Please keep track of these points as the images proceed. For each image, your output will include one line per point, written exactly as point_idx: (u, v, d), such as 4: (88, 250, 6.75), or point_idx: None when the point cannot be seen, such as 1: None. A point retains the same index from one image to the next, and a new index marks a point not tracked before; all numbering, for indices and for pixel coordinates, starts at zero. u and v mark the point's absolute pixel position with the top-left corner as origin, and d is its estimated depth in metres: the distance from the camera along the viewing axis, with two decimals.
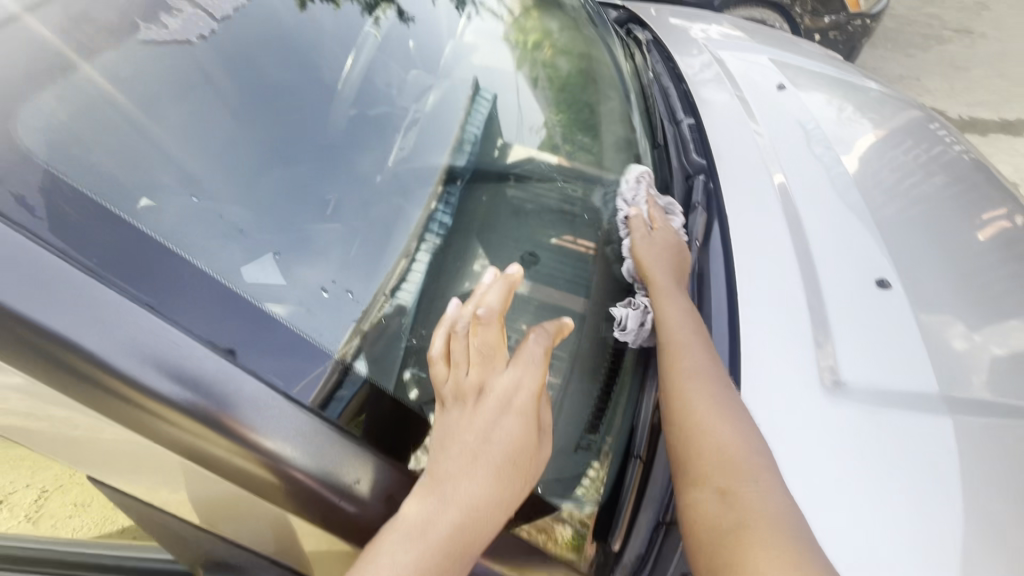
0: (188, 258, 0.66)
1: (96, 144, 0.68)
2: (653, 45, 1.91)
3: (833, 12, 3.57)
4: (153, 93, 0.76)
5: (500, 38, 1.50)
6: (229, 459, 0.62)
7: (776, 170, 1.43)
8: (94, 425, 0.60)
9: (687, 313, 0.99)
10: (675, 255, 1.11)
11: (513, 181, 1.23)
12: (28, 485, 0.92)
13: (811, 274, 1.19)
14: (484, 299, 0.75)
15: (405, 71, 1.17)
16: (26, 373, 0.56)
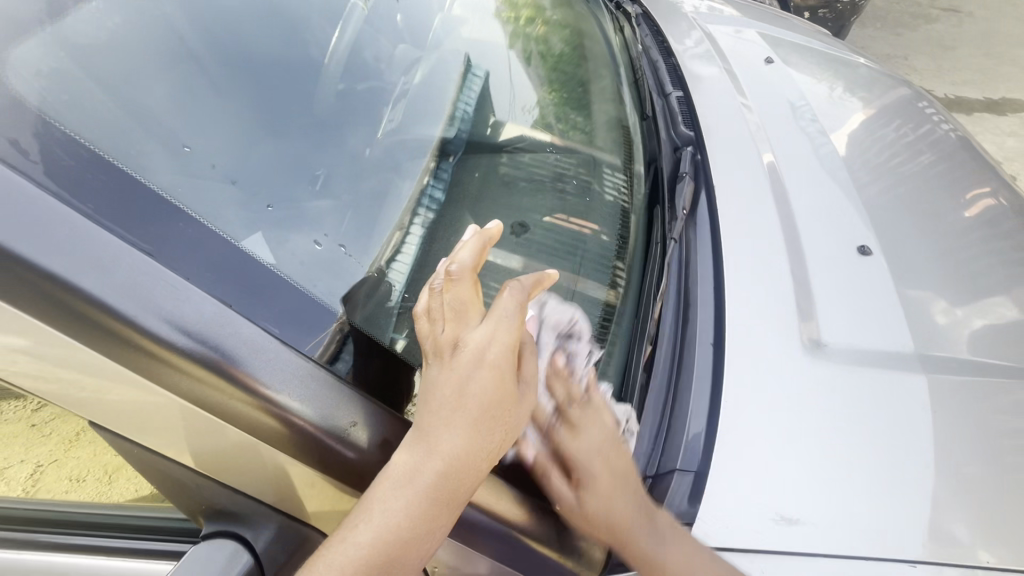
0: (184, 209, 0.67)
1: (85, 101, 0.68)
2: (643, 19, 1.90)
3: None
4: (138, 58, 0.75)
5: (491, 13, 1.48)
6: (230, 403, 0.63)
7: (765, 150, 1.43)
8: (94, 386, 0.61)
9: (683, 543, 0.81)
10: (613, 472, 0.80)
11: (506, 156, 1.24)
12: (24, 460, 0.95)
13: (797, 246, 1.21)
14: (457, 255, 0.72)
15: (393, 46, 1.16)
16: (22, 328, 0.57)
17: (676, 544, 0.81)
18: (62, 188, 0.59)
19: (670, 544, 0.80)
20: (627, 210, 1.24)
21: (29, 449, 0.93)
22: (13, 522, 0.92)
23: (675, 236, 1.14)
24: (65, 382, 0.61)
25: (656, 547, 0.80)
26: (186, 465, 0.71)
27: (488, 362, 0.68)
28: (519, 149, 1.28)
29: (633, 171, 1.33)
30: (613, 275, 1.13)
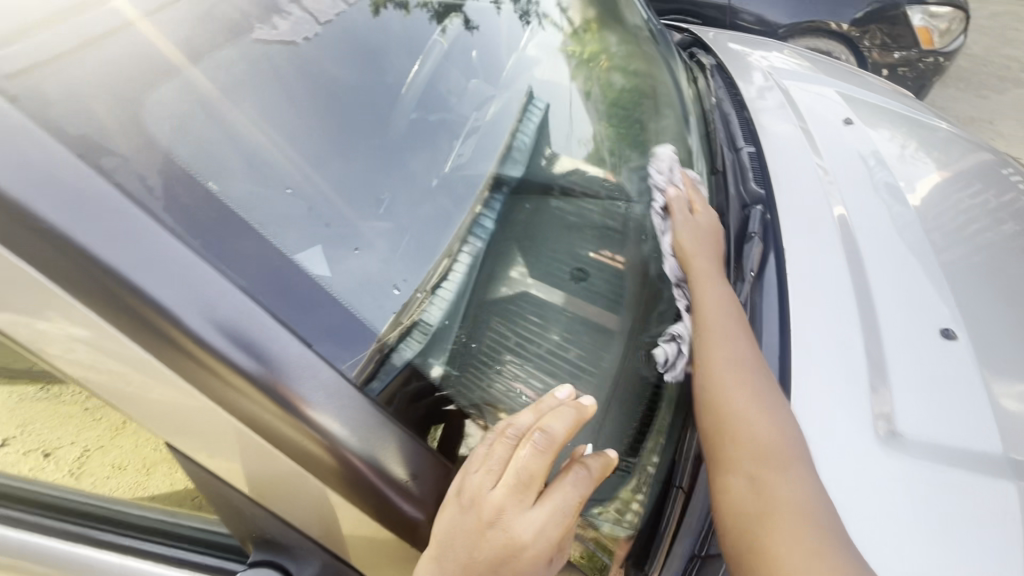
0: (248, 235, 0.69)
1: (173, 117, 0.73)
2: (717, 70, 1.89)
3: (903, 48, 3.51)
4: (226, 79, 0.80)
5: (557, 50, 1.45)
6: (299, 441, 0.64)
7: (836, 202, 1.41)
8: (143, 384, 0.63)
9: (720, 288, 1.07)
10: (703, 227, 1.19)
11: (557, 193, 1.18)
12: (71, 443, 0.93)
13: (870, 317, 1.15)
14: (546, 423, 0.66)
15: (466, 81, 1.19)
16: (89, 327, 0.59)
17: (719, 287, 1.08)
18: (160, 207, 0.63)
19: (720, 286, 1.08)
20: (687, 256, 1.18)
21: (77, 433, 0.91)
22: (72, 514, 0.97)
23: (742, 300, 1.12)
24: (127, 377, 0.63)
25: (711, 279, 1.09)
26: (243, 490, 0.72)
27: (525, 556, 0.62)
28: (581, 187, 1.22)
29: None
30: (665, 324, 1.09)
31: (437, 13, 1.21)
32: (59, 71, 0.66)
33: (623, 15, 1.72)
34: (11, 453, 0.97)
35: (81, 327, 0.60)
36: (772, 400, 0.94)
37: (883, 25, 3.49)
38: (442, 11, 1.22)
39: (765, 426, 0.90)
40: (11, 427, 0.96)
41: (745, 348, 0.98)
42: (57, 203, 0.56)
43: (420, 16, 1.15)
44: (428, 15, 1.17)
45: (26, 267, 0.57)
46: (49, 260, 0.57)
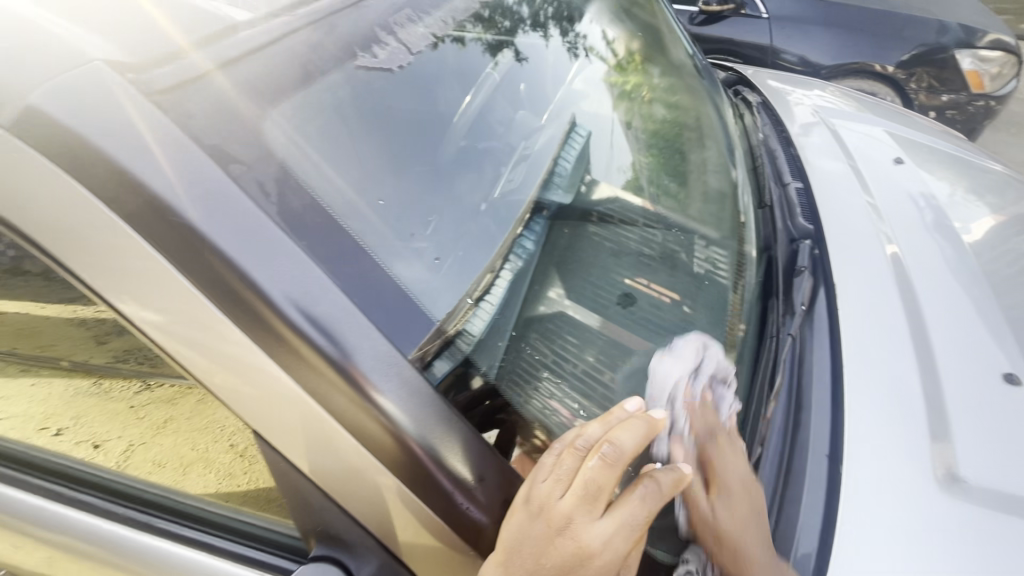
0: (299, 237, 0.69)
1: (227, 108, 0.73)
2: (763, 107, 1.92)
3: (952, 91, 3.49)
4: (285, 86, 0.82)
5: (602, 82, 1.47)
6: (374, 429, 0.68)
7: (889, 242, 1.39)
8: (208, 370, 0.68)
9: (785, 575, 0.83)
10: (736, 507, 0.86)
11: (595, 219, 1.20)
12: (119, 436, 1.03)
13: (926, 357, 1.12)
14: (615, 435, 0.67)
15: (513, 111, 1.21)
16: (162, 313, 0.66)
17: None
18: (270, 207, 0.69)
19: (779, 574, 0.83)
20: (731, 291, 1.20)
21: (126, 427, 1.02)
22: (125, 498, 1.03)
23: (791, 333, 1.10)
24: (220, 364, 0.67)
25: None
26: (319, 486, 0.74)
27: (593, 565, 0.63)
28: (619, 215, 1.25)
29: (744, 253, 1.30)
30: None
31: (490, 47, 1.24)
32: (200, 87, 0.73)
33: (668, 51, 1.76)
34: (66, 442, 1.06)
35: (153, 311, 0.66)
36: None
37: (931, 69, 3.47)
38: (494, 44, 1.25)
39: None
40: (68, 417, 1.05)
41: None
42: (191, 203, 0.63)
43: (474, 50, 1.18)
44: (480, 48, 1.21)
45: (118, 257, 0.64)
46: (172, 253, 0.63)
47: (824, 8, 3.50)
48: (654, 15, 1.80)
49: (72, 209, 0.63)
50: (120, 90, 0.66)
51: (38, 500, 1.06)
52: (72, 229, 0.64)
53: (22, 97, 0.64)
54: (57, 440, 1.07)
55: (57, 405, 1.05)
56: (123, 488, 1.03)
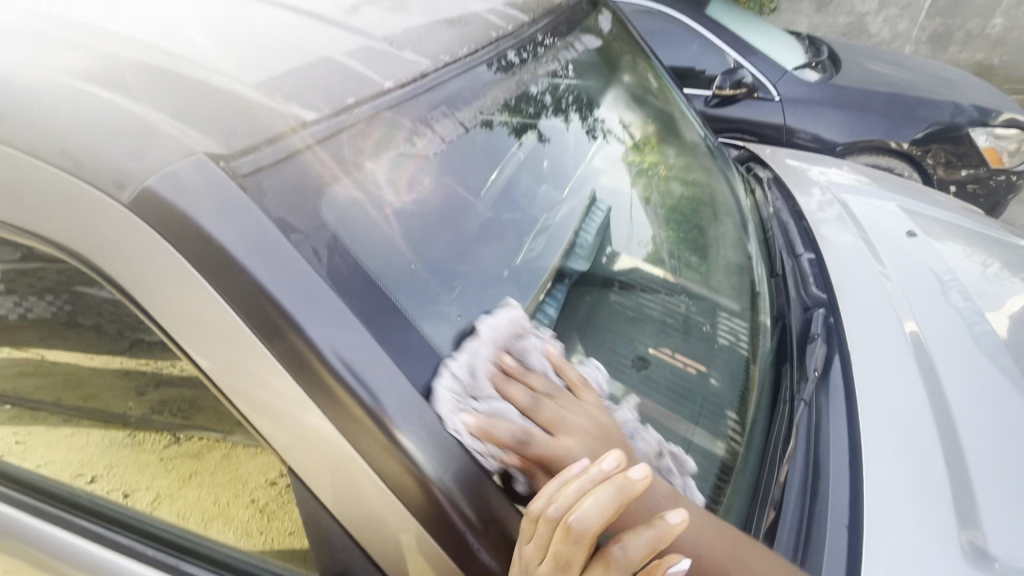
0: (335, 297, 0.75)
1: (271, 177, 0.79)
2: (774, 183, 2.01)
3: (970, 166, 3.61)
4: (324, 157, 0.87)
5: (620, 160, 1.59)
6: (400, 473, 0.73)
7: (908, 319, 1.40)
8: (251, 416, 0.76)
9: (695, 518, 0.84)
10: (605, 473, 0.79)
11: (618, 287, 1.28)
12: (147, 487, 1.08)
13: (948, 430, 1.15)
14: (580, 507, 0.66)
15: (536, 185, 1.32)
16: (212, 360, 0.75)
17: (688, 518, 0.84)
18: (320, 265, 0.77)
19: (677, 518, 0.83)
20: (749, 360, 1.26)
21: (153, 480, 1.07)
22: (155, 543, 1.10)
23: (805, 399, 1.14)
24: (274, 407, 0.75)
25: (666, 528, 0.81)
26: (346, 529, 0.78)
27: None
28: (642, 283, 1.33)
29: (759, 322, 1.35)
30: (726, 427, 1.13)
31: (516, 129, 1.33)
32: (283, 166, 0.81)
33: (681, 132, 1.88)
34: (99, 489, 1.13)
35: (206, 357, 0.75)
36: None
37: (946, 145, 3.60)
38: (520, 127, 1.34)
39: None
40: (102, 466, 1.11)
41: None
42: (264, 265, 0.73)
43: (501, 132, 1.26)
44: (507, 130, 1.29)
45: (183, 312, 0.75)
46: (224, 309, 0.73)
47: (836, 90, 3.68)
48: (666, 100, 1.93)
49: (167, 273, 0.74)
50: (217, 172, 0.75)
51: (76, 540, 1.13)
52: (164, 288, 0.74)
53: (135, 177, 0.73)
54: (91, 486, 1.13)
55: (91, 454, 1.12)
56: (153, 533, 1.10)
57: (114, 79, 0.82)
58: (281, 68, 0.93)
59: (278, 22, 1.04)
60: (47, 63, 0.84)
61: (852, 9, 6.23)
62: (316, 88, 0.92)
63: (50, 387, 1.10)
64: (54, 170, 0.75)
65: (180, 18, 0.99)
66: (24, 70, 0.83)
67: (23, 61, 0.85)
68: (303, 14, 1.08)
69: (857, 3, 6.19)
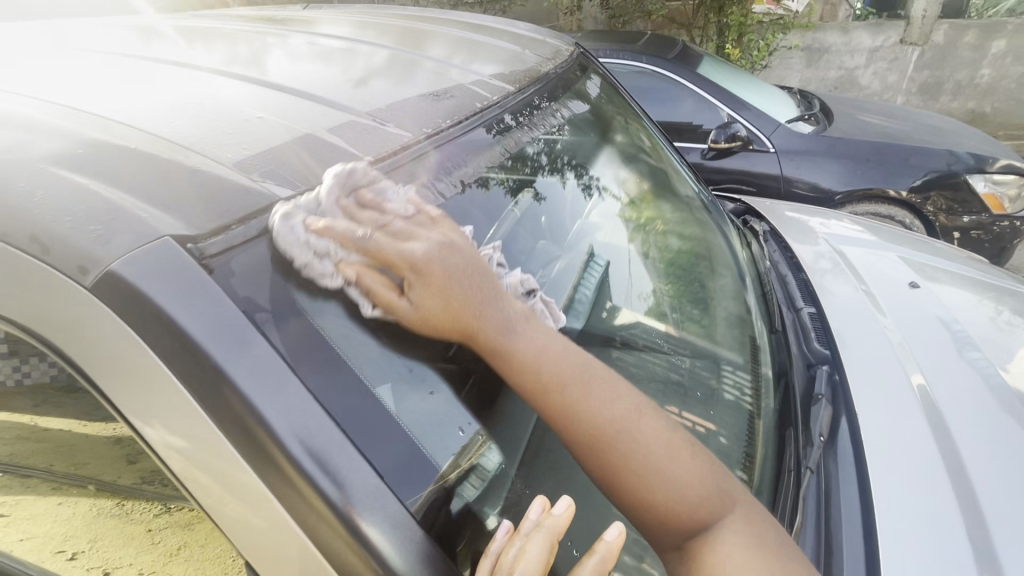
0: (297, 379, 0.73)
1: (237, 252, 0.78)
2: (772, 235, 2.01)
3: (971, 213, 3.63)
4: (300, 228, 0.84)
5: (617, 215, 1.60)
6: (363, 567, 0.69)
7: (913, 371, 1.38)
8: (220, 499, 0.74)
9: (542, 336, 0.88)
10: (447, 275, 0.82)
11: (620, 344, 1.25)
12: (131, 563, 1.04)
13: (970, 502, 1.09)
14: (523, 557, 0.70)
15: (535, 241, 1.33)
16: (181, 442, 0.73)
17: (535, 334, 0.88)
18: (288, 342, 0.75)
19: (524, 332, 0.87)
20: (754, 415, 1.23)
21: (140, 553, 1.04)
22: None
23: (811, 466, 1.09)
24: (244, 493, 0.73)
25: (509, 336, 0.85)
26: None
27: None
28: (642, 342, 1.29)
29: (761, 374, 1.33)
30: None
31: (512, 189, 1.34)
32: (259, 243, 0.80)
33: (675, 188, 1.90)
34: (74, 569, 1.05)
35: (175, 438, 0.73)
36: (708, 472, 0.86)
37: (945, 192, 3.62)
38: (516, 187, 1.36)
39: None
40: (83, 541, 1.06)
41: (655, 438, 0.85)
42: (228, 350, 0.71)
43: (496, 193, 1.27)
44: (503, 190, 1.30)
45: (151, 393, 0.73)
46: (189, 392, 0.72)
47: (832, 141, 3.75)
48: (660, 159, 1.97)
49: (133, 358, 0.73)
50: (184, 257, 0.74)
51: None
52: (133, 371, 0.73)
53: (100, 262, 0.73)
54: (66, 566, 1.05)
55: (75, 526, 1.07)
56: None
57: (114, 162, 0.86)
58: (273, 144, 0.95)
59: (276, 102, 1.09)
60: (50, 147, 0.88)
61: (841, 63, 6.48)
62: (302, 158, 0.93)
63: (47, 453, 1.08)
64: (32, 249, 0.75)
65: (184, 101, 1.05)
66: (30, 152, 0.87)
67: (32, 145, 0.89)
68: (302, 95, 1.14)
69: (845, 58, 6.45)
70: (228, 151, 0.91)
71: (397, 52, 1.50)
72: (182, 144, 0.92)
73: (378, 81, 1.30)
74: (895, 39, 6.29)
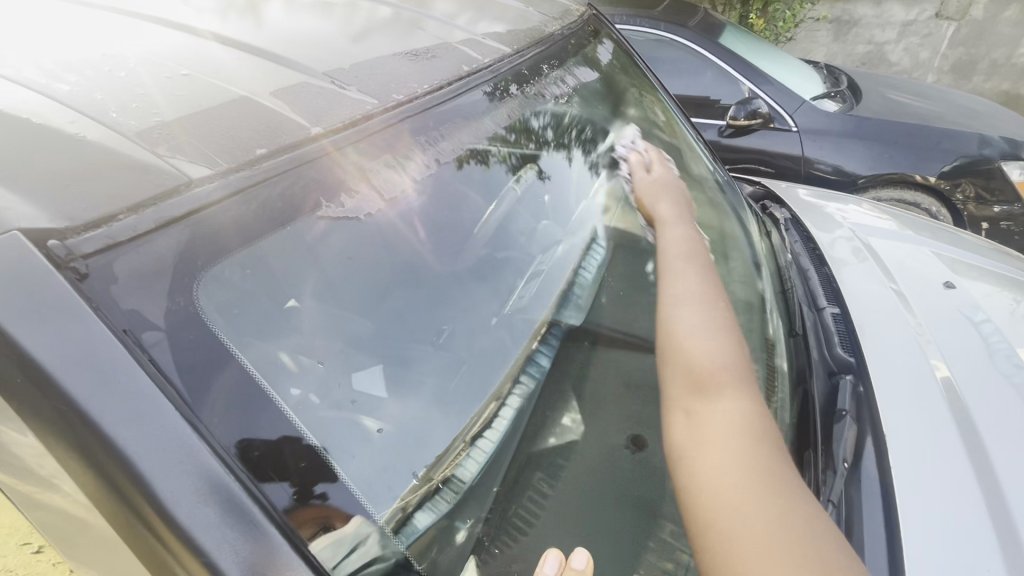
0: (185, 412, 0.63)
1: (120, 250, 0.66)
2: (793, 223, 1.85)
3: (1003, 202, 3.41)
4: (206, 222, 0.73)
5: (625, 195, 1.43)
6: None
7: (935, 360, 1.29)
8: (134, 541, 0.66)
9: (685, 248, 1.27)
10: (663, 189, 1.45)
11: (617, 339, 1.17)
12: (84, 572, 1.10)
13: (1013, 556, 0.96)
14: None
15: (535, 222, 1.24)
16: (88, 477, 0.64)
17: (678, 244, 1.28)
18: (182, 368, 0.65)
19: (673, 238, 1.29)
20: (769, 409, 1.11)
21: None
22: None
23: (833, 499, 0.99)
24: (148, 552, 0.64)
25: (667, 231, 1.31)
26: None
27: None
28: (643, 337, 1.17)
29: (776, 367, 1.22)
30: None
31: (514, 165, 1.24)
32: (151, 238, 0.68)
33: (690, 167, 1.71)
34: None
35: (83, 472, 0.65)
36: (739, 367, 0.97)
37: (976, 180, 3.41)
38: (517, 163, 1.25)
39: (790, 513, 0.76)
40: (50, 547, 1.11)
41: (718, 324, 1.05)
42: (102, 398, 0.61)
43: (499, 170, 1.19)
44: (506, 168, 1.21)
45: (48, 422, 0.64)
46: (81, 427, 0.62)
47: (859, 120, 3.51)
48: (674, 135, 1.78)
49: (24, 390, 0.64)
50: (46, 257, 0.64)
51: None
52: (28, 396, 0.64)
53: None
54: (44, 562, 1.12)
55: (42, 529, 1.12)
56: None
57: (35, 148, 0.77)
58: (203, 119, 0.84)
59: (231, 69, 0.96)
60: None
61: (871, 38, 6.04)
62: (233, 133, 0.83)
63: None
64: None
65: (126, 66, 0.92)
66: None
67: None
68: (274, 57, 1.01)
69: (875, 31, 6.07)
70: (144, 130, 0.81)
71: (401, 10, 1.31)
72: (120, 126, 0.81)
73: (379, 36, 1.17)
74: (930, 13, 5.91)
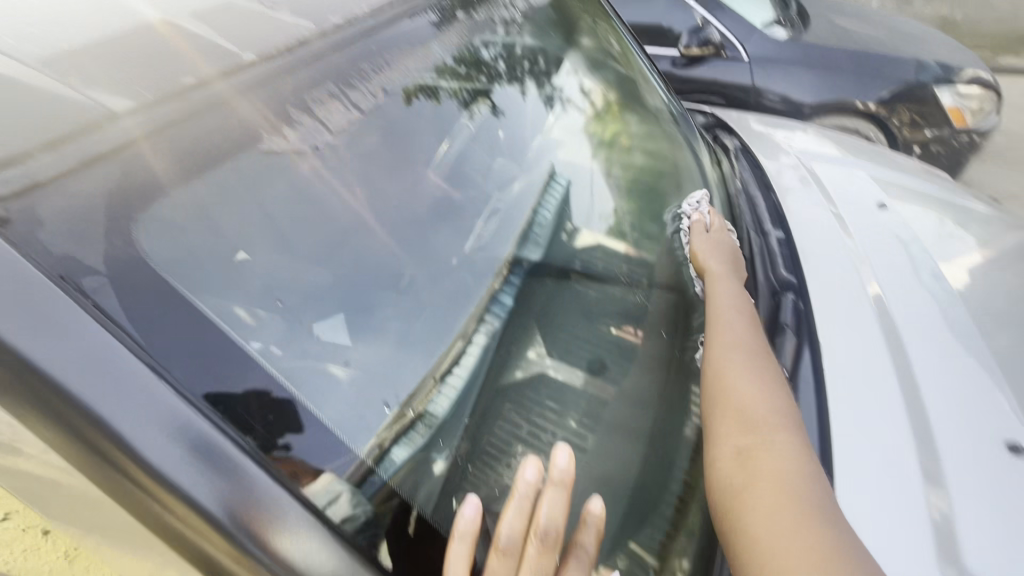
0: (140, 362, 0.62)
1: (50, 198, 0.66)
2: (743, 151, 1.89)
3: (935, 126, 3.54)
4: (141, 168, 0.74)
5: (580, 129, 1.42)
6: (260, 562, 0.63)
7: (869, 280, 1.39)
8: (106, 494, 0.65)
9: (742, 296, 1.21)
10: (726, 240, 1.35)
11: (578, 271, 1.20)
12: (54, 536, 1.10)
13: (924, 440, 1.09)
14: (542, 515, 0.77)
15: (491, 159, 1.20)
16: (47, 436, 0.63)
17: (736, 290, 1.22)
18: (132, 313, 0.64)
19: (730, 287, 1.23)
20: None
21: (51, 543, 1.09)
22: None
23: None
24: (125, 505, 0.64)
25: (725, 277, 1.25)
26: None
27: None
28: (599, 272, 1.22)
29: None
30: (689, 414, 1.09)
31: (465, 100, 1.20)
32: (77, 184, 0.68)
33: (644, 98, 1.69)
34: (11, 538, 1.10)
35: (41, 431, 0.63)
36: (793, 419, 0.98)
37: (911, 104, 3.49)
38: (468, 99, 1.21)
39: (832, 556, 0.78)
40: None
41: (779, 381, 1.03)
42: (51, 353, 0.59)
43: (450, 105, 1.15)
44: (456, 103, 1.18)
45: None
46: (33, 386, 0.60)
47: (804, 48, 3.54)
48: (629, 66, 1.73)
49: None
50: None
51: None
52: None
53: None
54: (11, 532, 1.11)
55: None
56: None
57: None
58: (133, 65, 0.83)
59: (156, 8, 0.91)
60: None
61: None
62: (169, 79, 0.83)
63: None
64: None
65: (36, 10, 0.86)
66: None
67: None
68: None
69: None
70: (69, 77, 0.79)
71: None
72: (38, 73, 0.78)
73: None
74: None
